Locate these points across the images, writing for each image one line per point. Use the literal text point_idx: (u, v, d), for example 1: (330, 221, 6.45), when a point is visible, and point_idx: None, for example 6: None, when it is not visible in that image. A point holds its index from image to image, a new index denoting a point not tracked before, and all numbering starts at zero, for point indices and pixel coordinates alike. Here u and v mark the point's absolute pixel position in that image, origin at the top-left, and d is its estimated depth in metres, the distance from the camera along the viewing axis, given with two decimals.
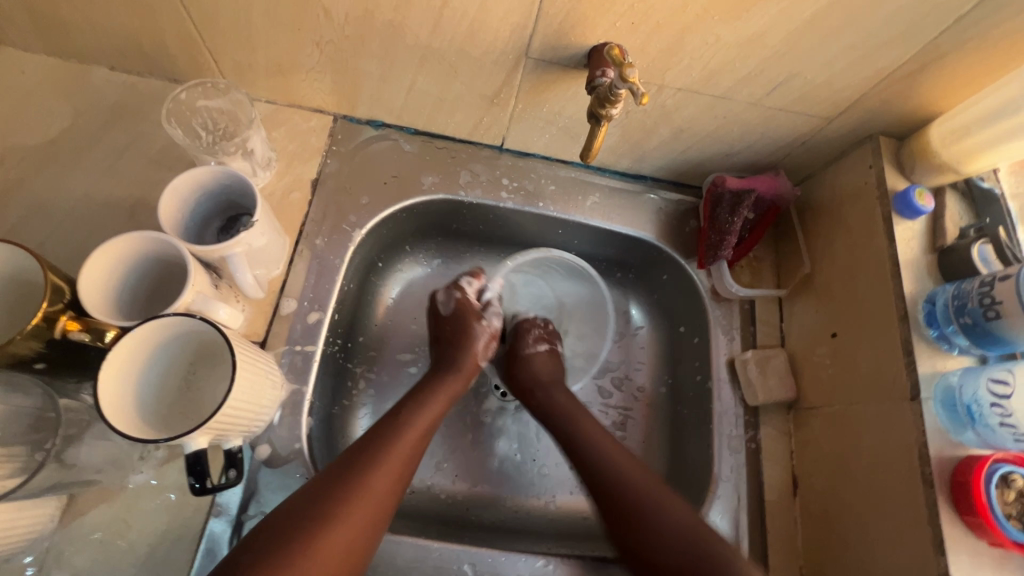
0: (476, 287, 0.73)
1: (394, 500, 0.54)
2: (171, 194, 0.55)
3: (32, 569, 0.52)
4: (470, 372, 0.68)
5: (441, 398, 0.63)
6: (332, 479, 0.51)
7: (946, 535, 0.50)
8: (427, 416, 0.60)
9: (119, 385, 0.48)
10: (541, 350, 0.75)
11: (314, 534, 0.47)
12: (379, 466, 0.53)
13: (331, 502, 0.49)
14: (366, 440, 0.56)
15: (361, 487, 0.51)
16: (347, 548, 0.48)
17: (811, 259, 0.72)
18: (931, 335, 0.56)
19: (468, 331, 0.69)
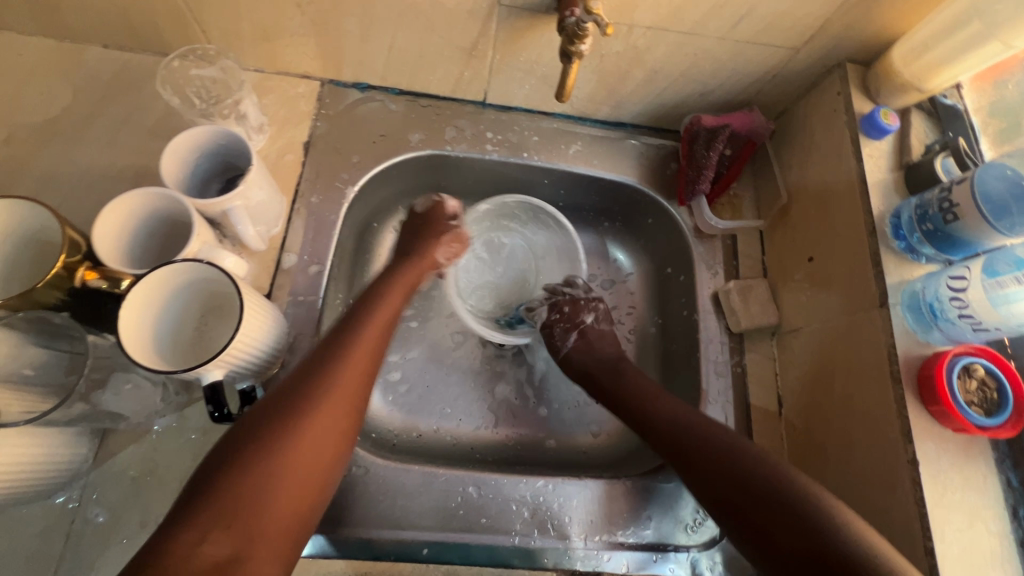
0: (455, 206, 0.77)
1: (364, 395, 0.55)
2: (172, 154, 0.58)
3: (73, 504, 0.56)
4: (431, 265, 0.72)
5: (392, 301, 0.64)
6: (301, 378, 0.53)
7: (913, 424, 0.53)
8: (381, 317, 0.61)
9: (137, 324, 0.52)
10: (572, 342, 0.75)
11: (287, 427, 0.49)
12: (342, 363, 0.55)
13: (303, 395, 0.51)
14: (331, 342, 0.57)
15: (330, 386, 0.53)
16: (322, 437, 0.50)
17: (787, 190, 0.75)
18: (899, 247, 0.60)
19: (435, 229, 0.75)
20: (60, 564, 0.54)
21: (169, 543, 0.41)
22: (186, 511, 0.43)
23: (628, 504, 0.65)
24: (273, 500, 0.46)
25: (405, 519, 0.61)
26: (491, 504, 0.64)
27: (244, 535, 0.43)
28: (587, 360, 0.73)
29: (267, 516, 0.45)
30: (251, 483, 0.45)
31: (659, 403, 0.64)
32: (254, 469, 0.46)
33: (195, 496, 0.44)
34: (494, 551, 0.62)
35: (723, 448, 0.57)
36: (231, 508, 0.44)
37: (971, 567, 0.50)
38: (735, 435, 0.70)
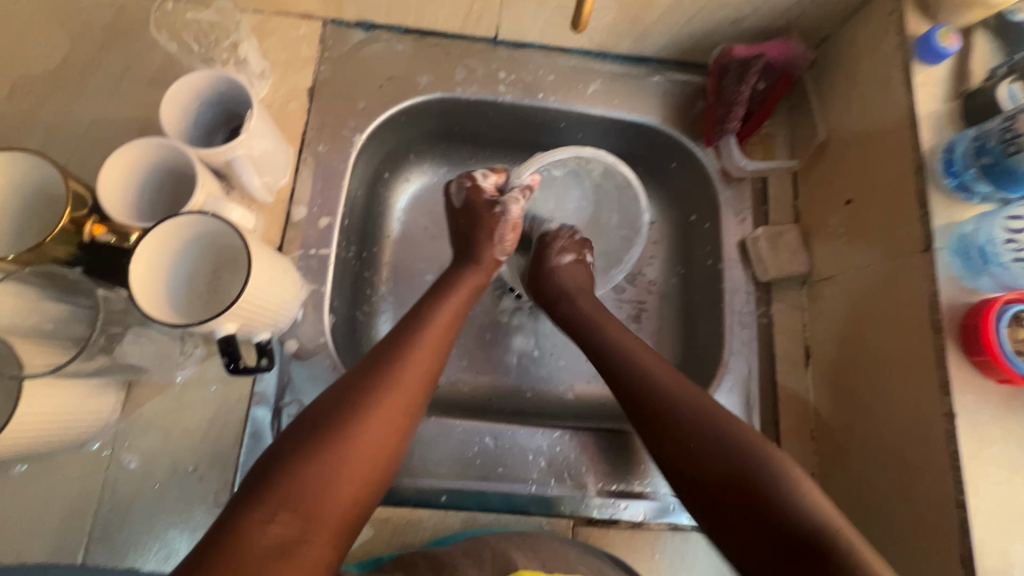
0: (492, 181, 0.69)
1: (429, 390, 0.53)
2: (171, 104, 0.56)
3: (108, 451, 0.58)
4: (489, 266, 0.66)
5: (460, 292, 0.62)
6: (367, 371, 0.51)
7: (952, 375, 0.50)
8: (447, 312, 0.59)
9: (150, 277, 0.52)
10: (566, 262, 0.70)
11: (352, 417, 0.47)
12: (409, 357, 0.53)
13: (368, 388, 0.50)
14: (396, 335, 0.55)
15: (397, 376, 0.51)
16: (387, 430, 0.49)
17: (825, 126, 0.69)
18: (949, 185, 0.54)
19: (482, 224, 0.66)
20: (98, 509, 0.57)
21: (238, 525, 0.41)
22: (253, 494, 0.43)
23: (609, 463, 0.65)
24: (338, 488, 0.44)
25: (423, 467, 0.62)
26: (508, 454, 0.64)
27: (308, 522, 0.42)
28: (565, 280, 0.69)
29: (330, 504, 0.44)
30: (320, 471, 0.44)
31: (647, 355, 0.60)
32: (323, 458, 0.45)
33: (260, 481, 0.43)
34: (512, 499, 0.62)
35: (665, 402, 0.55)
36: (298, 491, 0.43)
37: (1007, 521, 0.48)
38: (757, 387, 0.68)
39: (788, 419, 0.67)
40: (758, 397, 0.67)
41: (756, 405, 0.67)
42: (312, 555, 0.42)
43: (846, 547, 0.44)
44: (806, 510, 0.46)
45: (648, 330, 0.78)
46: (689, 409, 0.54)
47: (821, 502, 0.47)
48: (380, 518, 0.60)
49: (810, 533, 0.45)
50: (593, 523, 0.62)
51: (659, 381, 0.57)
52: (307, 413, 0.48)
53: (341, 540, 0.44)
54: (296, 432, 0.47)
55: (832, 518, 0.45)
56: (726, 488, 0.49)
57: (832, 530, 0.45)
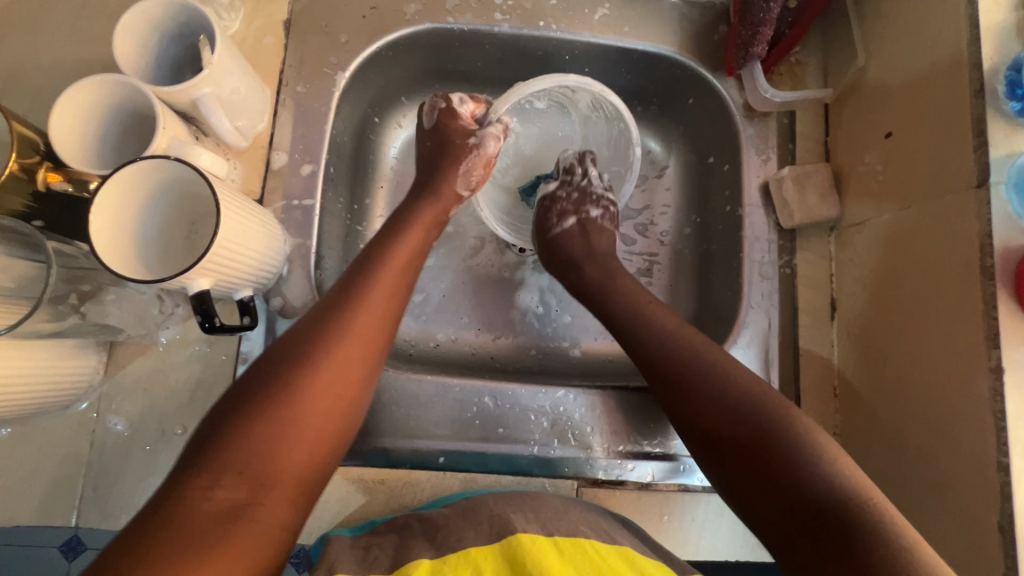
0: (470, 109, 0.64)
1: (385, 341, 0.50)
2: (124, 36, 0.50)
3: (94, 413, 0.56)
4: (448, 200, 0.61)
5: (415, 232, 0.57)
6: (313, 323, 0.47)
7: (1002, 327, 0.45)
8: (403, 253, 0.54)
9: (117, 229, 0.48)
10: (568, 226, 0.65)
11: (299, 373, 0.44)
12: (357, 305, 0.49)
13: (314, 341, 0.46)
14: (347, 282, 0.51)
15: (343, 325, 0.47)
16: (337, 384, 0.45)
17: (865, 49, 0.61)
18: (1012, 110, 0.47)
19: (451, 151, 0.62)
20: (88, 472, 0.55)
21: (185, 488, 0.39)
22: (200, 456, 0.40)
23: (633, 425, 0.61)
24: (285, 449, 0.42)
25: (420, 428, 0.60)
26: (508, 414, 0.61)
27: (255, 483, 0.40)
28: (573, 247, 0.64)
29: (281, 463, 0.42)
30: (268, 430, 0.42)
31: (658, 314, 0.57)
32: (270, 418, 0.42)
33: (208, 441, 0.41)
34: (513, 460, 0.60)
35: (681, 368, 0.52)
36: (242, 454, 0.40)
37: None
38: (777, 342, 0.63)
39: (809, 375, 0.62)
40: (778, 352, 0.63)
41: (775, 361, 0.62)
42: (260, 514, 0.40)
43: (874, 515, 0.40)
44: (819, 479, 0.43)
45: (660, 284, 0.73)
46: (706, 373, 0.51)
47: (851, 468, 0.44)
48: (376, 479, 0.58)
49: (836, 505, 0.41)
50: (598, 484, 0.60)
51: (682, 344, 0.53)
52: (254, 369, 0.45)
53: (296, 500, 0.42)
54: (243, 389, 0.44)
55: (857, 488, 0.42)
56: (751, 460, 0.46)
57: (855, 499, 0.42)
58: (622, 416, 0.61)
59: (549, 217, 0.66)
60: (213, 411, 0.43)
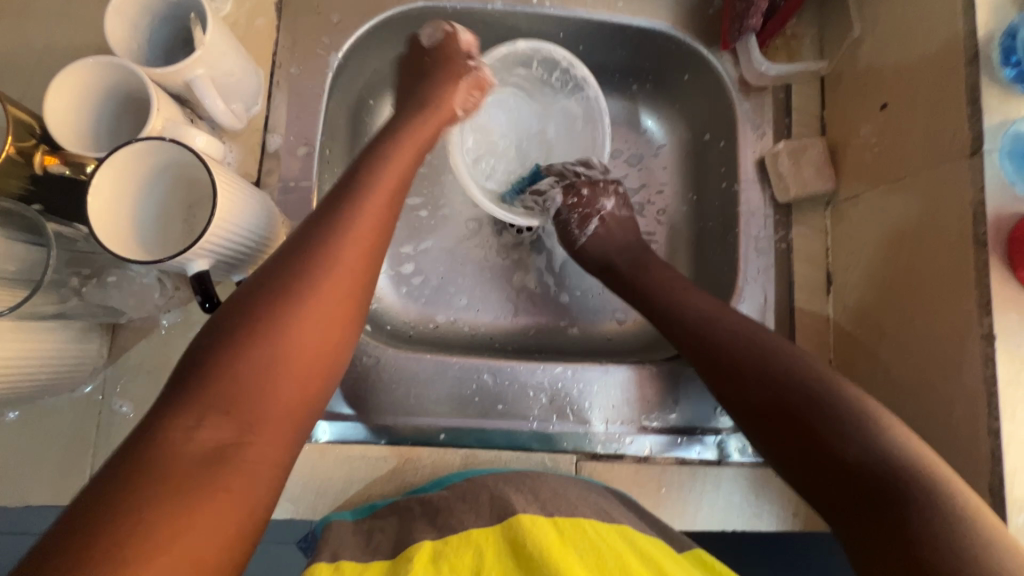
0: (472, 41, 0.63)
1: (375, 269, 0.47)
2: (116, 18, 0.50)
3: (99, 396, 0.57)
4: (443, 113, 0.59)
5: (401, 156, 0.53)
6: (292, 251, 0.44)
7: (994, 294, 0.45)
8: (391, 175, 0.50)
9: (115, 211, 0.48)
10: (591, 232, 0.67)
11: (278, 305, 0.41)
12: (341, 230, 0.45)
13: (295, 276, 0.42)
14: (327, 208, 0.47)
15: (326, 250, 0.44)
16: (325, 316, 0.42)
17: (860, 20, 0.60)
18: (1007, 77, 0.47)
19: (448, 67, 0.61)
20: (96, 454, 0.56)
21: (163, 432, 0.37)
22: (177, 396, 0.38)
23: (670, 389, 0.63)
24: (271, 385, 0.40)
25: (421, 407, 0.61)
26: (508, 391, 0.62)
27: (241, 423, 0.38)
28: (609, 247, 0.67)
29: (271, 400, 0.40)
30: (252, 368, 0.39)
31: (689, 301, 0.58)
32: (251, 351, 0.39)
33: (185, 382, 0.39)
34: (513, 436, 0.61)
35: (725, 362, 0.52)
36: (227, 390, 0.38)
37: None
38: (773, 316, 0.63)
39: (805, 349, 0.63)
40: (774, 326, 0.63)
41: None
42: (250, 454, 0.38)
43: (925, 489, 0.38)
44: (885, 447, 0.41)
45: (658, 262, 0.73)
46: (744, 350, 0.52)
47: (905, 438, 0.42)
48: (379, 457, 0.59)
49: (876, 480, 0.40)
50: (598, 458, 0.61)
51: (718, 327, 0.55)
52: (232, 301, 0.42)
53: (291, 434, 0.40)
54: (221, 323, 0.41)
55: (915, 459, 0.40)
56: (802, 431, 0.45)
57: (903, 471, 0.40)
58: (664, 380, 0.63)
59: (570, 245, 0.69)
60: (194, 343, 0.41)
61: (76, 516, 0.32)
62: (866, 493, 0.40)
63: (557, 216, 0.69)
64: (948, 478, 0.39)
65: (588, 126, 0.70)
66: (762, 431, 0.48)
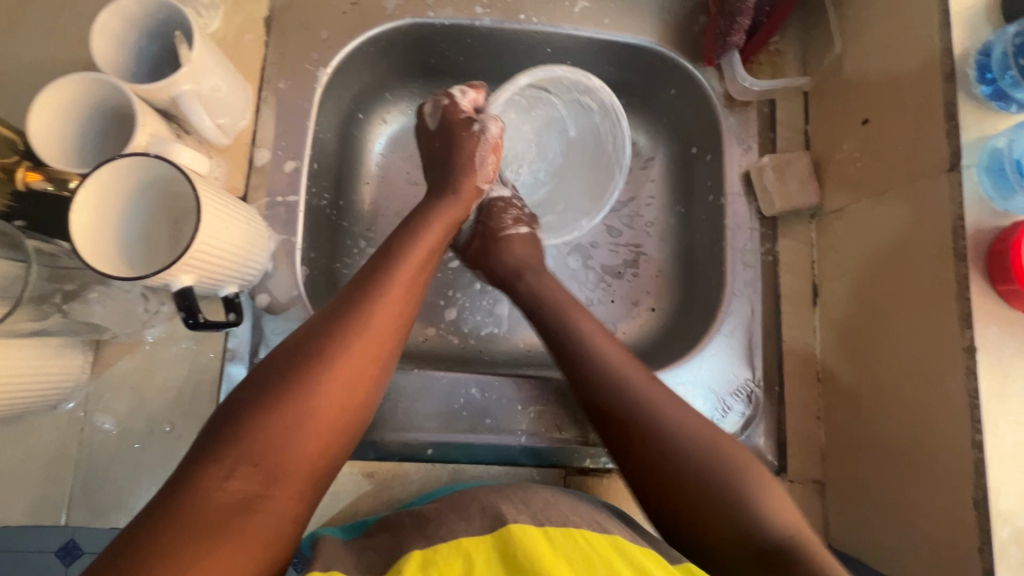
0: (471, 99, 0.64)
1: (403, 331, 0.49)
2: (103, 35, 0.51)
3: (81, 412, 0.57)
4: (469, 196, 0.61)
5: (436, 230, 0.56)
6: (329, 315, 0.46)
7: (974, 306, 0.46)
8: (423, 246, 0.54)
9: (99, 228, 0.48)
10: (519, 232, 0.66)
11: (311, 366, 0.43)
12: (379, 298, 0.48)
13: (327, 336, 0.45)
14: (363, 274, 0.50)
15: (367, 315, 0.46)
16: (353, 374, 0.44)
17: (842, 37, 0.62)
18: (982, 94, 0.48)
19: (460, 145, 0.62)
20: (76, 472, 0.56)
21: (196, 482, 0.38)
22: (210, 445, 0.40)
23: (564, 417, 0.61)
24: (299, 439, 0.41)
25: (408, 421, 0.60)
26: (496, 405, 0.61)
27: (269, 475, 0.40)
28: (520, 256, 0.65)
29: (295, 453, 0.41)
30: (280, 421, 0.41)
31: (603, 342, 0.56)
32: (282, 407, 0.41)
33: (218, 433, 0.40)
34: (501, 451, 0.60)
35: (620, 406, 0.51)
36: (260, 442, 0.40)
37: None
38: (761, 329, 0.64)
39: (792, 361, 0.63)
40: (761, 338, 0.63)
41: (758, 347, 0.63)
42: (273, 507, 0.39)
43: (808, 558, 0.41)
44: (759, 522, 0.43)
45: (646, 275, 0.73)
46: (666, 415, 0.49)
47: (782, 509, 0.45)
48: (366, 472, 0.58)
49: (767, 544, 0.42)
50: (586, 472, 0.60)
51: (622, 376, 0.52)
52: (266, 363, 0.44)
53: (310, 489, 0.42)
54: (264, 376, 0.43)
55: (786, 526, 0.43)
56: (676, 499, 0.46)
57: (789, 538, 0.43)
58: (559, 412, 0.62)
59: (478, 249, 0.67)
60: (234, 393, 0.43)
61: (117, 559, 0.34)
62: (756, 561, 0.42)
63: (489, 211, 0.67)
64: (821, 551, 0.42)
65: (604, 158, 0.70)
66: (653, 488, 0.47)
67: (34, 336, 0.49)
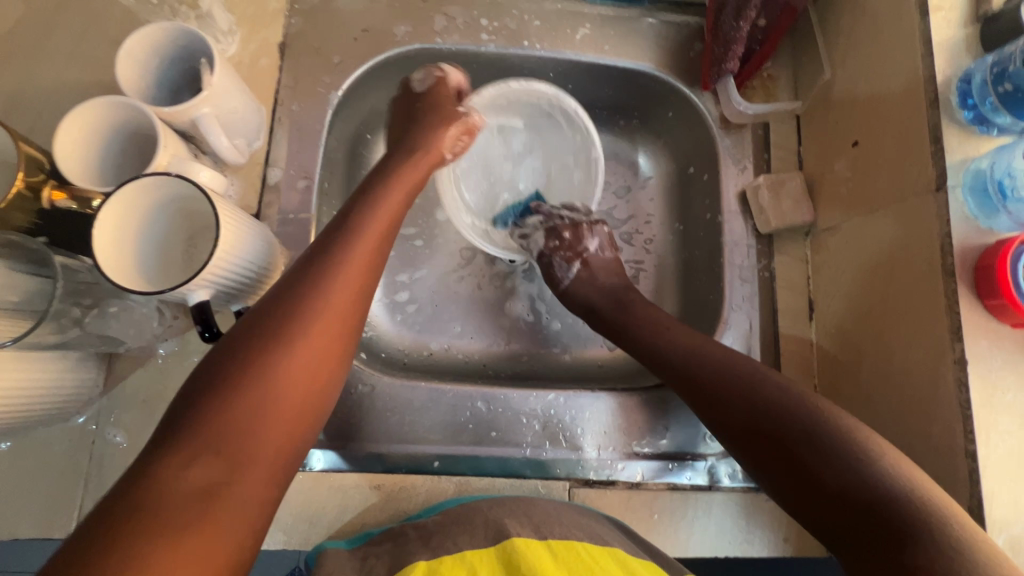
0: (458, 77, 0.67)
1: (361, 313, 0.49)
2: (126, 59, 0.53)
3: (93, 425, 0.57)
4: (431, 156, 0.62)
5: (392, 199, 0.55)
6: (281, 296, 0.46)
7: (963, 320, 0.47)
8: (378, 224, 0.53)
9: (121, 245, 0.49)
10: (574, 272, 0.69)
11: (267, 349, 0.43)
12: (331, 276, 0.48)
13: (283, 319, 0.45)
14: (312, 257, 0.49)
15: (318, 293, 0.46)
16: (312, 355, 0.45)
17: (831, 64, 0.65)
18: (966, 119, 0.50)
19: (441, 108, 0.65)
20: (87, 484, 0.56)
21: (157, 471, 0.38)
22: (172, 437, 0.40)
23: (650, 419, 0.64)
24: (260, 428, 0.41)
25: (414, 434, 0.61)
26: (501, 417, 0.62)
27: (232, 463, 0.40)
28: (589, 293, 0.68)
29: (257, 443, 0.41)
30: (240, 409, 0.41)
31: (674, 332, 0.60)
32: (240, 399, 0.41)
33: (180, 426, 0.40)
34: (507, 463, 0.61)
35: (710, 378, 0.54)
36: (221, 431, 0.40)
37: (1018, 471, 0.45)
38: (759, 343, 0.65)
39: (790, 374, 0.64)
40: (759, 352, 0.65)
41: (756, 360, 0.65)
42: (239, 495, 0.39)
43: (928, 527, 0.39)
44: (882, 476, 0.42)
45: (646, 290, 0.75)
46: (735, 377, 0.53)
47: (907, 471, 0.42)
48: (373, 485, 0.59)
49: (885, 511, 0.40)
50: (590, 484, 0.61)
51: (699, 351, 0.57)
52: (220, 352, 0.44)
53: (275, 477, 0.42)
54: (220, 362, 0.43)
55: (913, 490, 0.41)
56: (782, 460, 0.47)
57: (915, 503, 0.40)
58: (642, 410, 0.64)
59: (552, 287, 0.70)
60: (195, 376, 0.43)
61: (86, 536, 0.35)
62: (874, 531, 0.40)
63: (535, 250, 0.70)
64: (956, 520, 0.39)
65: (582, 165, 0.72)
66: (761, 460, 0.49)
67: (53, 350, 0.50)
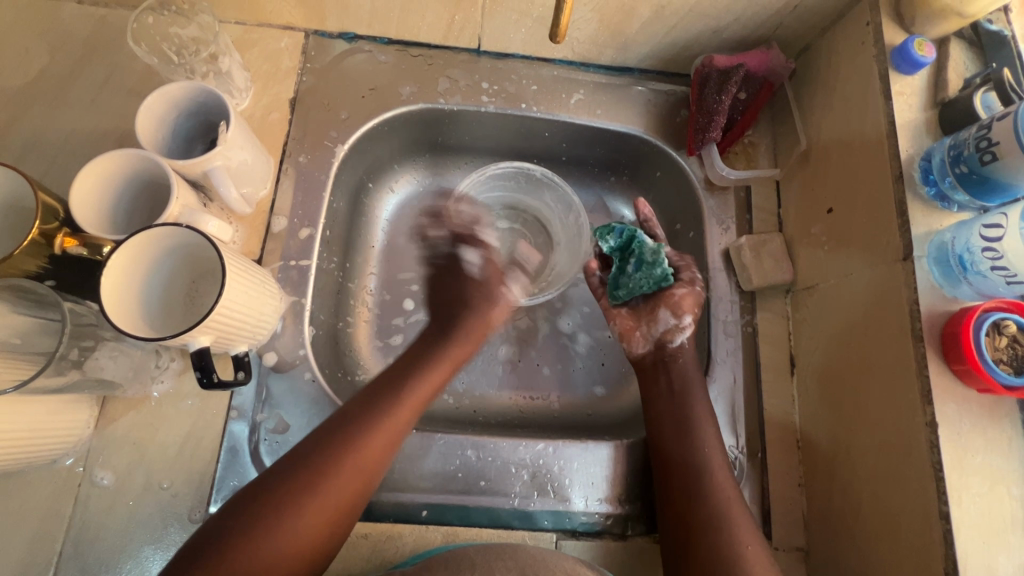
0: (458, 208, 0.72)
1: (392, 455, 0.56)
2: (146, 114, 0.55)
3: (81, 467, 0.57)
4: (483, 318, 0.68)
5: (438, 360, 0.63)
6: (330, 435, 0.54)
7: (933, 384, 0.50)
8: (424, 381, 0.61)
9: (128, 292, 0.51)
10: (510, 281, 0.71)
11: (309, 482, 0.51)
12: (376, 425, 0.55)
13: (327, 455, 0.53)
14: (369, 397, 0.58)
15: (363, 438, 0.54)
16: (342, 493, 0.52)
17: (807, 135, 0.70)
18: (928, 194, 0.54)
19: (466, 265, 0.70)
20: (69, 529, 0.55)
21: None
22: (205, 553, 0.46)
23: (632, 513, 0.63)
24: (281, 557, 0.48)
25: (404, 481, 0.61)
26: (490, 467, 0.63)
27: None
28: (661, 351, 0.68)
29: (273, 570, 0.48)
30: (269, 536, 0.48)
31: (711, 449, 0.61)
32: (273, 524, 0.48)
33: (222, 535, 0.47)
34: (494, 514, 0.62)
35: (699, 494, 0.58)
36: (246, 556, 0.47)
37: (988, 532, 0.47)
38: (743, 396, 0.67)
39: (773, 428, 0.66)
40: (743, 406, 0.67)
41: (741, 415, 0.67)
42: None
43: None
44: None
45: None
46: (721, 502, 0.57)
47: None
48: (359, 535, 0.59)
49: None
50: (577, 536, 0.62)
51: (708, 462, 0.60)
52: (269, 475, 0.51)
53: None
54: (268, 487, 0.50)
55: None
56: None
57: None
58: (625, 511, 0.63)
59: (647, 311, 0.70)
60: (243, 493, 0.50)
61: None
62: None
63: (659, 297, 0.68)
64: None
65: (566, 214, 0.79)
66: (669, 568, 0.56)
67: (49, 393, 0.51)
